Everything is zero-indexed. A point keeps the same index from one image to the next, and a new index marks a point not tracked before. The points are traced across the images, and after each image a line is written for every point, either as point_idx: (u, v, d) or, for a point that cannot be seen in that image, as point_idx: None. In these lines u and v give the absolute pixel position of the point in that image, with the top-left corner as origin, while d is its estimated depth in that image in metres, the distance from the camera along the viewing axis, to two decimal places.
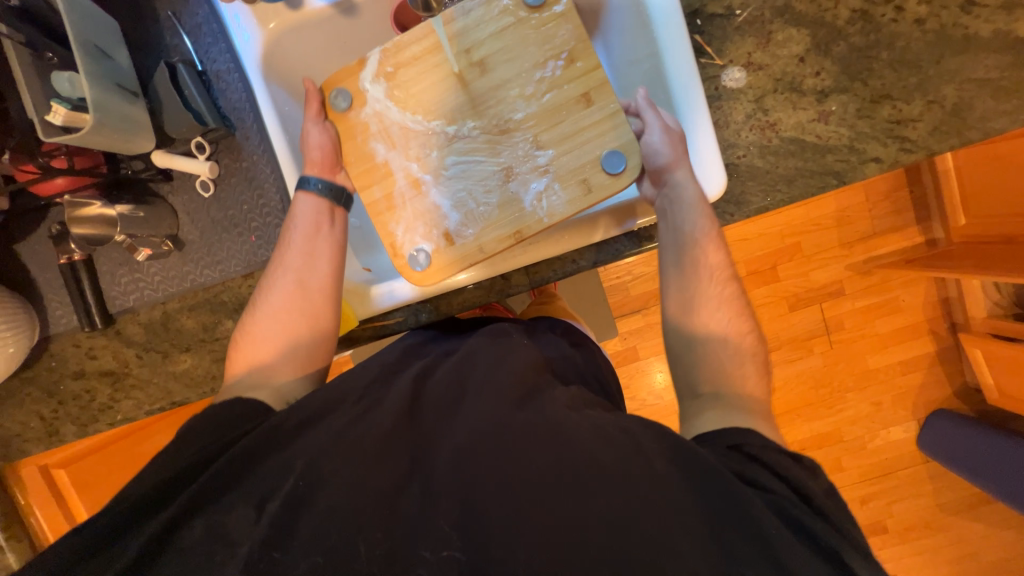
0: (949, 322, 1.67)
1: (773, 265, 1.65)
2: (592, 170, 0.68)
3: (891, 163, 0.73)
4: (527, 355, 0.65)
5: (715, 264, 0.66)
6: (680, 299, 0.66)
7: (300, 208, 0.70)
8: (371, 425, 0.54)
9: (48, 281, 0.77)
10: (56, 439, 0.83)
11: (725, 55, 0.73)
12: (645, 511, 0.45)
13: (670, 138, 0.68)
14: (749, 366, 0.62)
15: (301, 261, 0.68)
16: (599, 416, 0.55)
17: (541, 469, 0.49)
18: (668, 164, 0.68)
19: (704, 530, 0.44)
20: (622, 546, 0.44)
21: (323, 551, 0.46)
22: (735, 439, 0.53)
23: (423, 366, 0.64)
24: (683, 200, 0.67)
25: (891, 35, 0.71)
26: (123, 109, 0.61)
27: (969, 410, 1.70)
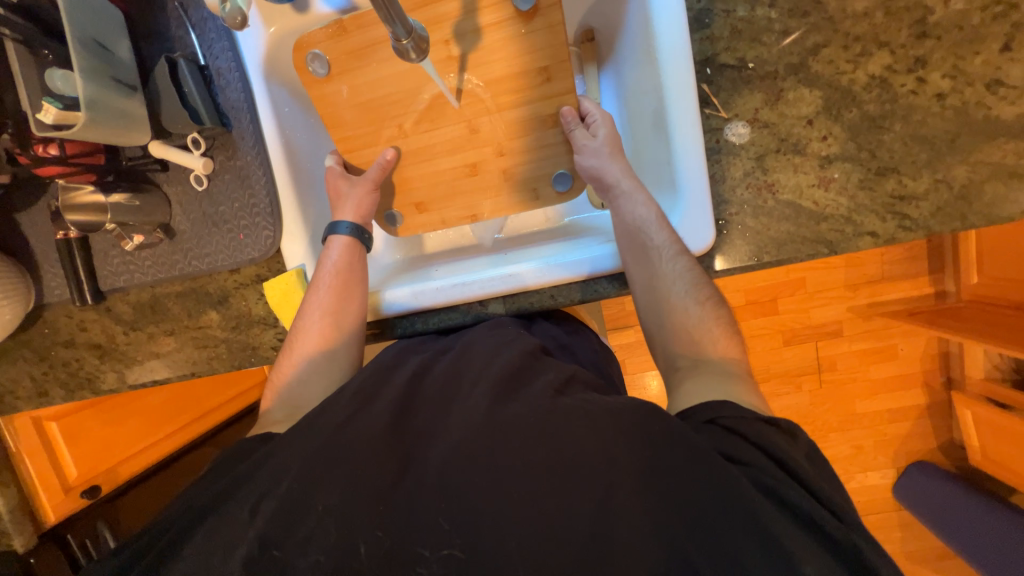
0: (945, 376, 1.64)
1: (774, 297, 1.61)
2: (543, 181, 0.79)
3: (888, 239, 0.70)
4: (523, 345, 0.66)
5: (667, 242, 0.66)
6: (648, 286, 0.66)
7: (331, 253, 0.73)
8: (365, 423, 0.55)
9: (45, 252, 0.80)
10: (43, 399, 0.87)
11: (731, 108, 0.71)
12: (639, 508, 0.44)
13: (601, 140, 0.72)
14: (724, 336, 0.62)
15: (335, 300, 0.70)
16: (587, 400, 0.54)
17: (536, 463, 0.48)
18: (599, 165, 0.72)
19: (705, 521, 0.42)
20: (618, 535, 0.43)
21: (325, 550, 0.46)
22: (712, 413, 0.52)
23: (422, 359, 0.68)
24: (619, 194, 0.70)
25: (907, 107, 0.68)
26: (118, 105, 0.63)
27: (951, 467, 1.68)
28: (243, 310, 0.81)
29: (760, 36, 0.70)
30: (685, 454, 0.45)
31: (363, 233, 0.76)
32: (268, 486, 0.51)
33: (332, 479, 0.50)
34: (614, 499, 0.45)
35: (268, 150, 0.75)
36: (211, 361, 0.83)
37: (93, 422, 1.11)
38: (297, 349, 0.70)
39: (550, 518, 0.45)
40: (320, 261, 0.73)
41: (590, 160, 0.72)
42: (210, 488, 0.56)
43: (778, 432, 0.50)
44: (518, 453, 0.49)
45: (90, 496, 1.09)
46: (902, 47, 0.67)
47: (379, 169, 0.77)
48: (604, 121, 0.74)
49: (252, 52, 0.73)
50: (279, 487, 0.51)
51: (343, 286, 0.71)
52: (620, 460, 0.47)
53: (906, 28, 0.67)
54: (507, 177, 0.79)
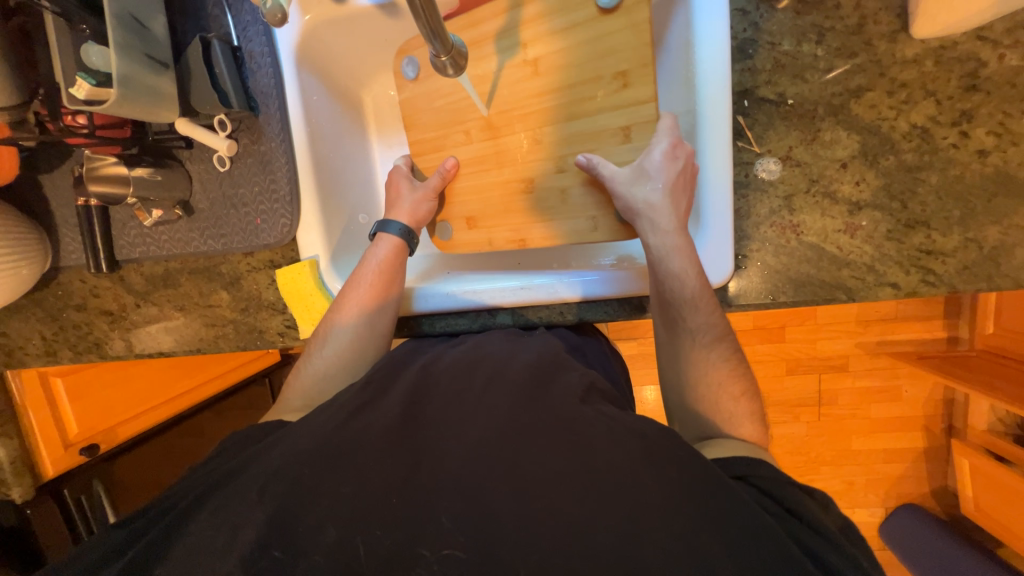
0: (947, 423, 1.62)
1: (782, 325, 1.59)
2: (603, 208, 0.73)
3: (909, 292, 0.69)
4: (544, 345, 0.69)
5: (701, 325, 0.64)
6: (669, 347, 0.67)
7: (378, 249, 0.75)
8: (376, 416, 0.56)
9: (65, 217, 0.81)
10: (51, 359, 0.88)
11: (764, 143, 0.70)
12: (665, 527, 0.43)
13: (656, 180, 0.65)
14: (724, 387, 0.62)
15: (374, 296, 0.72)
16: (612, 415, 0.53)
17: (561, 467, 0.47)
18: (650, 210, 0.65)
19: (732, 548, 0.42)
20: (640, 549, 0.42)
21: (323, 551, 0.45)
22: (743, 470, 0.52)
23: (434, 359, 0.69)
24: (661, 251, 0.65)
25: (946, 161, 0.66)
26: (149, 82, 0.63)
27: (941, 513, 1.66)
28: (253, 294, 0.81)
29: (803, 72, 0.68)
30: (711, 487, 0.45)
31: (411, 237, 0.77)
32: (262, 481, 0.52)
33: (341, 473, 0.50)
34: (638, 505, 0.44)
35: (293, 138, 0.75)
36: (218, 340, 0.83)
37: (95, 382, 1.13)
38: (329, 339, 0.71)
39: (575, 526, 0.44)
40: (367, 255, 0.75)
41: (638, 200, 0.65)
42: (206, 474, 0.57)
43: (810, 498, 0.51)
44: (542, 455, 0.49)
45: (89, 454, 1.11)
46: (949, 99, 0.65)
47: (441, 177, 0.78)
48: (666, 153, 0.65)
49: (286, 38, 0.72)
50: (287, 470, 0.51)
51: (386, 287, 0.72)
52: (644, 476, 0.46)
53: (955, 79, 0.65)
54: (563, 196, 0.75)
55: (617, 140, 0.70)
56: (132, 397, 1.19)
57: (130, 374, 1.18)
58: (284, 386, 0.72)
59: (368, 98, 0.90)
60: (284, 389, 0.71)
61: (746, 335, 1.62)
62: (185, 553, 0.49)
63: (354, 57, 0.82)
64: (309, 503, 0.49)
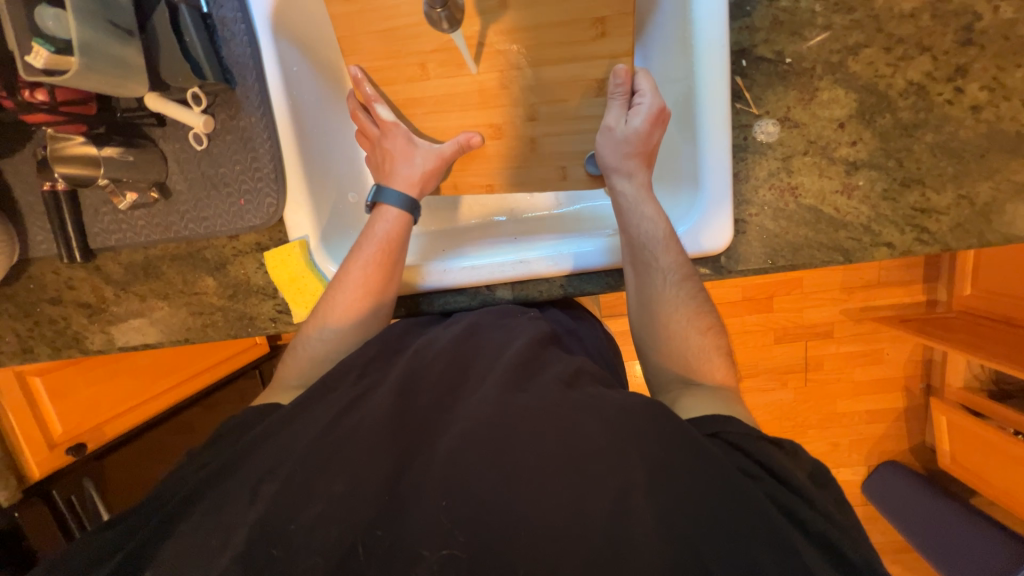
0: (926, 382, 1.69)
1: (771, 295, 1.61)
2: (573, 160, 0.77)
3: (903, 252, 0.70)
4: (530, 331, 0.67)
5: (671, 264, 0.66)
6: (639, 296, 0.67)
7: (382, 223, 0.71)
8: (368, 408, 0.54)
9: (31, 205, 0.76)
10: (28, 357, 0.84)
11: (762, 105, 0.69)
12: (652, 502, 0.45)
13: (627, 139, 0.68)
14: (692, 322, 0.64)
15: (373, 273, 0.68)
16: (598, 395, 0.55)
17: (551, 454, 0.48)
18: (615, 166, 0.70)
19: (719, 525, 0.44)
20: (630, 531, 0.43)
21: (320, 551, 0.45)
22: (715, 427, 0.54)
23: (423, 342, 0.67)
24: (624, 206, 0.68)
25: (941, 118, 0.66)
26: (114, 51, 0.58)
27: (920, 468, 1.74)
28: (241, 279, 0.78)
29: (801, 30, 0.67)
30: (700, 456, 0.47)
31: (416, 207, 0.74)
32: (264, 473, 0.51)
33: (336, 466, 0.49)
34: (627, 488, 0.45)
35: (274, 111, 0.71)
36: (206, 328, 0.80)
37: (75, 380, 1.08)
38: (330, 317, 0.68)
39: (565, 514, 0.45)
40: (368, 229, 0.71)
41: (606, 154, 0.70)
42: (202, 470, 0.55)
43: (778, 450, 0.53)
44: (533, 443, 0.49)
45: (75, 453, 1.08)
46: (944, 54, 0.65)
47: (457, 147, 0.75)
48: (645, 115, 0.68)
49: (260, 2, 0.67)
50: (278, 470, 0.50)
51: (391, 263, 0.69)
52: (632, 456, 0.48)
53: (951, 34, 0.64)
54: (534, 146, 0.77)
55: (592, 92, 0.72)
56: (116, 395, 1.15)
57: (111, 370, 1.13)
58: (278, 364, 0.70)
59: None
60: (278, 370, 0.69)
61: (736, 306, 1.63)
62: (188, 546, 0.48)
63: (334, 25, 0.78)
64: (302, 498, 0.48)
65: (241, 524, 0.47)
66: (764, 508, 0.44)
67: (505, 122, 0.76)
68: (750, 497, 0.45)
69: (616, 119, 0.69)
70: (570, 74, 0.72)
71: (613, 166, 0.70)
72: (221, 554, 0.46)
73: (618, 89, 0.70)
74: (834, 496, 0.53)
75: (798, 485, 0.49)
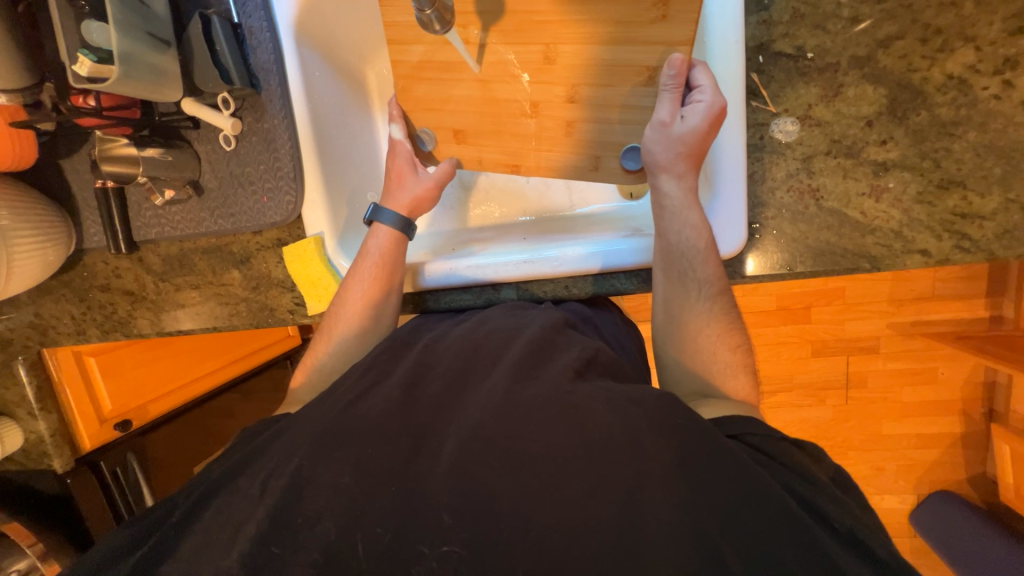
0: (987, 407, 1.53)
1: (808, 305, 1.52)
2: (611, 150, 0.70)
3: (940, 260, 0.64)
4: (541, 320, 0.67)
5: (708, 278, 0.62)
6: (666, 306, 0.64)
7: (374, 241, 0.74)
8: (375, 400, 0.56)
9: (86, 201, 0.84)
10: (81, 338, 0.93)
11: (781, 102, 0.65)
12: (668, 497, 0.44)
13: (681, 136, 0.62)
14: (721, 338, 0.61)
15: (375, 290, 0.72)
16: (609, 387, 0.54)
17: (559, 451, 0.48)
18: (664, 164, 0.63)
19: (741, 524, 0.42)
20: (642, 525, 0.43)
21: (323, 550, 0.47)
22: (735, 429, 0.52)
23: (435, 339, 0.68)
24: (667, 210, 0.64)
25: (986, 114, 0.60)
26: (150, 60, 0.64)
27: (978, 501, 1.58)
28: (263, 273, 0.83)
29: (825, 23, 0.63)
30: (715, 452, 0.46)
31: (411, 226, 0.75)
32: (275, 467, 0.53)
33: (339, 460, 0.51)
34: (638, 476, 0.45)
35: (295, 114, 0.75)
36: (232, 317, 0.86)
37: (122, 360, 1.16)
38: (335, 330, 0.72)
39: (574, 507, 0.45)
40: (364, 247, 0.75)
41: (655, 151, 0.63)
42: (220, 459, 0.60)
43: (801, 451, 0.51)
44: (536, 435, 0.49)
45: (122, 429, 1.15)
46: (990, 44, 0.59)
47: (439, 175, 0.75)
48: (702, 112, 0.61)
49: (286, 12, 0.72)
50: (289, 461, 0.52)
51: (387, 279, 0.72)
52: (645, 445, 0.47)
53: (999, 23, 0.59)
54: (571, 129, 0.71)
55: (638, 81, 0.66)
56: (157, 378, 1.23)
57: (156, 354, 1.22)
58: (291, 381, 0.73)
59: (372, 74, 0.88)
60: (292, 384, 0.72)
61: (768, 316, 1.55)
62: (204, 529, 0.52)
63: (352, 32, 0.82)
64: (304, 493, 0.50)
65: (251, 516, 0.50)
66: (779, 499, 0.43)
67: (543, 100, 0.71)
68: (768, 489, 0.44)
69: (670, 113, 0.62)
70: (615, 61, 0.66)
71: (662, 165, 0.63)
72: (233, 546, 0.49)
73: (670, 82, 0.63)
74: (860, 505, 0.49)
75: (821, 484, 0.47)
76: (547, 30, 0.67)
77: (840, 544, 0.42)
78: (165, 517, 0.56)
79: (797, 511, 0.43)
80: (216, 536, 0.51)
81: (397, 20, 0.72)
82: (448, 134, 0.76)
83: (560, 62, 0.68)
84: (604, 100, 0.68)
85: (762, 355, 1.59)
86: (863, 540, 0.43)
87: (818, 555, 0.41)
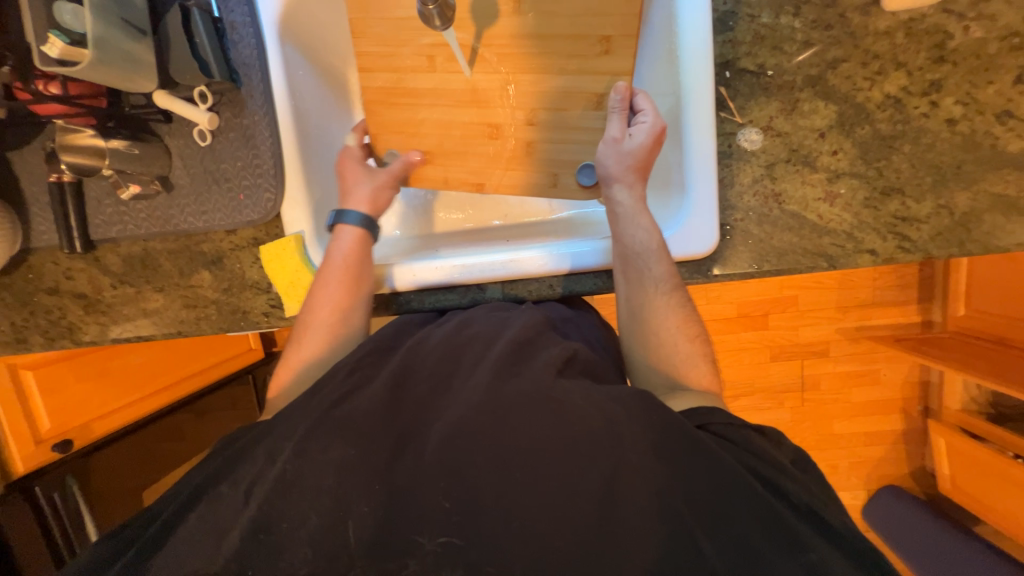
0: (923, 405, 1.67)
1: (765, 312, 1.61)
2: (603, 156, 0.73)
3: (886, 259, 0.71)
4: (524, 320, 0.66)
5: (662, 275, 0.65)
6: (628, 305, 0.67)
7: (340, 242, 0.71)
8: (362, 399, 0.52)
9: (36, 196, 0.78)
10: (21, 347, 0.84)
11: (746, 114, 0.71)
12: (642, 484, 0.45)
13: (631, 151, 0.67)
14: (680, 329, 0.64)
15: (345, 292, 0.68)
16: (588, 384, 0.54)
17: (542, 442, 0.47)
18: (616, 176, 0.67)
19: (727, 516, 0.44)
20: (616, 514, 0.44)
21: (312, 543, 0.45)
22: (701, 420, 0.54)
23: (418, 342, 0.63)
24: (621, 217, 0.67)
25: (918, 130, 0.69)
26: (126, 48, 0.62)
27: (919, 493, 1.70)
28: (236, 273, 0.80)
29: (782, 44, 0.70)
30: (695, 448, 0.47)
31: (374, 225, 0.72)
32: (256, 471, 0.50)
33: (321, 465, 0.48)
34: (616, 465, 0.45)
35: (276, 110, 0.74)
36: (199, 321, 0.81)
37: (61, 376, 1.06)
38: (306, 338, 0.67)
39: (556, 497, 0.45)
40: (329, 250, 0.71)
41: (607, 163, 0.67)
42: (196, 469, 0.56)
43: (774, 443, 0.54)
44: (520, 426, 0.48)
45: (61, 450, 1.04)
46: (919, 70, 0.68)
47: (403, 165, 0.75)
48: (647, 131, 0.67)
49: (270, 9, 0.72)
50: (272, 465, 0.50)
51: (356, 279, 0.69)
52: (625, 436, 0.47)
53: (925, 51, 0.68)
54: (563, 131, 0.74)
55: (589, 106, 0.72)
56: (105, 392, 1.12)
57: (103, 370, 1.12)
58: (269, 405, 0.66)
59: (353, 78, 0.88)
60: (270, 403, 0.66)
61: (730, 323, 1.63)
62: (173, 543, 0.48)
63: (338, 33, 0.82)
64: (283, 498, 0.47)
65: (236, 521, 0.47)
66: (760, 494, 0.45)
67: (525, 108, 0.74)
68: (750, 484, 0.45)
69: (620, 131, 0.68)
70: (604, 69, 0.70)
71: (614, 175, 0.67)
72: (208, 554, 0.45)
73: (617, 105, 0.69)
74: (827, 492, 0.51)
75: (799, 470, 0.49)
76: (533, 39, 0.71)
77: (815, 530, 0.45)
78: (139, 531, 0.52)
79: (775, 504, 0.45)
80: (193, 543, 0.47)
81: (389, 21, 0.73)
82: (434, 137, 0.77)
83: (546, 70, 0.72)
84: (590, 110, 0.72)
85: (725, 361, 1.66)
86: (837, 521, 0.45)
87: (790, 536, 0.43)
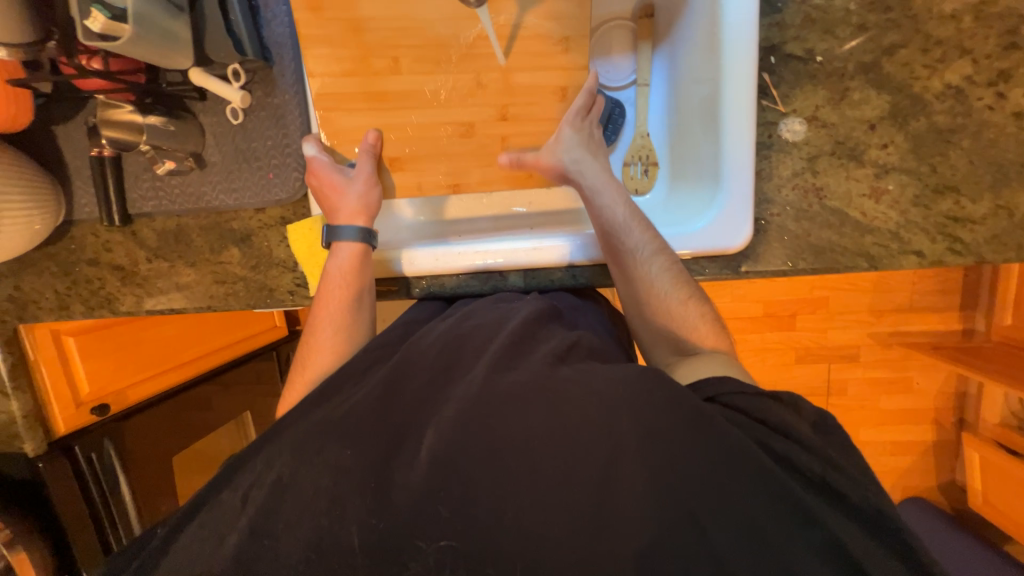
0: (958, 416, 1.60)
1: (793, 312, 1.56)
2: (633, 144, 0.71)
3: (934, 261, 0.67)
4: (530, 308, 0.65)
5: (644, 241, 0.65)
6: (620, 280, 0.67)
7: (338, 256, 0.70)
8: (359, 395, 0.53)
9: (79, 169, 0.81)
10: (64, 314, 0.88)
11: (789, 102, 0.68)
12: (643, 473, 0.43)
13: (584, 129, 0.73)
14: (674, 292, 0.64)
15: (347, 305, 0.67)
16: (590, 368, 0.52)
17: (540, 432, 0.46)
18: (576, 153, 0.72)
19: (741, 517, 0.42)
20: (619, 507, 0.43)
21: (315, 547, 0.44)
22: (712, 392, 0.52)
23: (417, 335, 0.64)
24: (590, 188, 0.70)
25: (980, 123, 0.64)
26: (164, 24, 0.62)
27: (947, 506, 1.64)
28: (264, 251, 0.81)
29: (833, 28, 0.66)
30: (708, 435, 0.44)
31: (370, 236, 0.71)
32: (279, 444, 0.51)
33: (337, 444, 0.49)
34: (612, 452, 0.44)
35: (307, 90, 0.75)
36: (228, 297, 0.83)
37: (102, 343, 1.11)
38: (310, 355, 0.65)
39: (557, 488, 0.44)
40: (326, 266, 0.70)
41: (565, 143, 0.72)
42: None
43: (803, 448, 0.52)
44: (517, 420, 0.47)
45: (100, 414, 1.10)
46: (986, 58, 0.63)
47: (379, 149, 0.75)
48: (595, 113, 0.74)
49: None
50: (295, 439, 0.51)
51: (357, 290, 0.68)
52: (620, 421, 0.45)
53: (994, 37, 0.62)
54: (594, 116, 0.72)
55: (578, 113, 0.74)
56: (137, 362, 1.18)
57: (137, 340, 1.18)
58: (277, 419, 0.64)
59: None
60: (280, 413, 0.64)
61: (756, 322, 1.58)
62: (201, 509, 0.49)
63: None
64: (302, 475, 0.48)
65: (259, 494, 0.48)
66: (784, 492, 0.42)
67: None
68: (772, 478, 0.42)
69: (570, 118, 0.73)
70: None
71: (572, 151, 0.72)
72: (233, 522, 0.47)
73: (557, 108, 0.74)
74: None
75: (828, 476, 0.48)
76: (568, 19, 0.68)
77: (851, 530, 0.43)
78: None
79: (803, 503, 0.42)
80: (219, 511, 0.48)
81: None
82: (462, 120, 0.76)
83: None
84: None
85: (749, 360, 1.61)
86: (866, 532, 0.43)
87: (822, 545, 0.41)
